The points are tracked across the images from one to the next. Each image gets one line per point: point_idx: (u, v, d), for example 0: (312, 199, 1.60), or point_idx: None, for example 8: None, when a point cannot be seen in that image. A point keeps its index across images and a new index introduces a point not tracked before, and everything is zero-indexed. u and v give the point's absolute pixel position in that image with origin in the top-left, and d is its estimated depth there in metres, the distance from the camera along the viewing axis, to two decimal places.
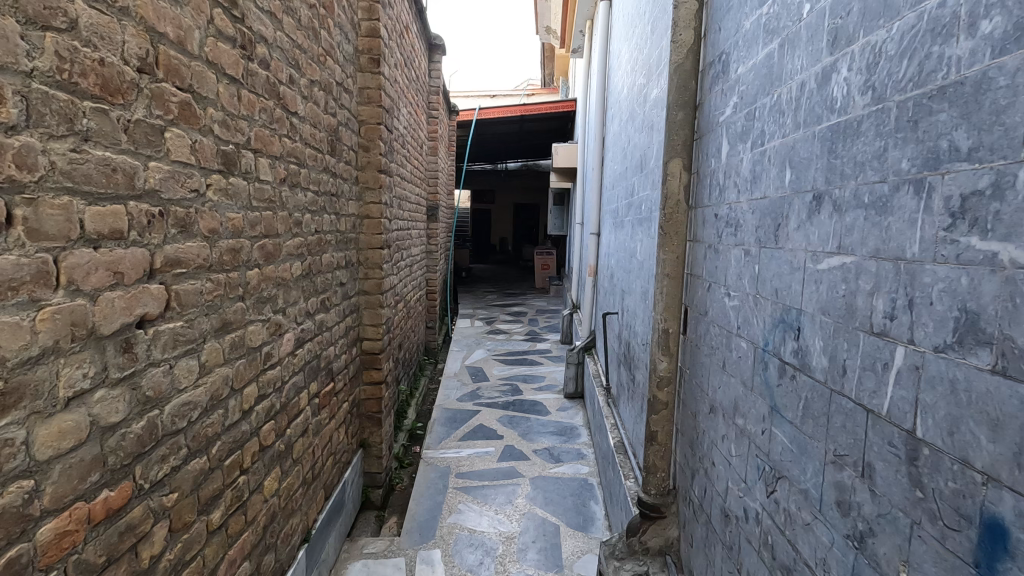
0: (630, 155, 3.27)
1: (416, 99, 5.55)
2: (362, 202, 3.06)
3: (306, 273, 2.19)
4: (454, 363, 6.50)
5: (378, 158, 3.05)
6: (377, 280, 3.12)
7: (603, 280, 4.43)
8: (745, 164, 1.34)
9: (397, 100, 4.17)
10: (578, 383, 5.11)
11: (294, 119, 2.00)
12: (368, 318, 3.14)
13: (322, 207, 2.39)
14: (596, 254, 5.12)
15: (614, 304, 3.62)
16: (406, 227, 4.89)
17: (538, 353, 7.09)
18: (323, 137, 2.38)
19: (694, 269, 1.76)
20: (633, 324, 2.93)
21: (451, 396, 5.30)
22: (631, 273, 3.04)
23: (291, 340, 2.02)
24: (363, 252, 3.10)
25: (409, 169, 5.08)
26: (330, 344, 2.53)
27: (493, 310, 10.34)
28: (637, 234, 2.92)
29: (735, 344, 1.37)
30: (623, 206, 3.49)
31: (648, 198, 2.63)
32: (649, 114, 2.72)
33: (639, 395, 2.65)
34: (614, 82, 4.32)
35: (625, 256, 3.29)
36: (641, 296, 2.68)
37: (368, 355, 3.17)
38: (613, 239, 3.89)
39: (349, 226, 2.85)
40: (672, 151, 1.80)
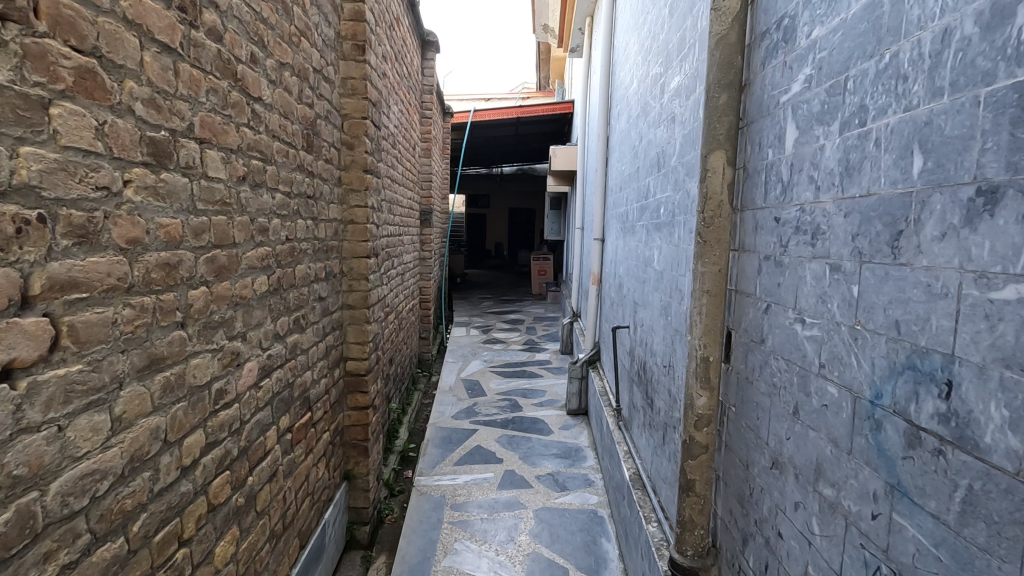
0: (644, 154, 2.95)
1: (408, 97, 5.25)
2: (345, 205, 2.74)
3: (274, 289, 1.86)
4: (449, 375, 6.16)
5: (363, 156, 2.72)
6: (363, 293, 2.79)
7: (610, 290, 4.11)
8: (830, 152, 1.02)
9: (387, 96, 3.86)
10: (581, 399, 4.78)
11: (257, 105, 1.68)
12: (353, 335, 2.81)
13: (296, 211, 2.06)
14: (600, 262, 4.80)
15: (626, 317, 3.31)
16: (397, 232, 4.58)
17: (536, 364, 6.77)
18: (297, 130, 2.05)
19: (741, 285, 1.45)
20: (650, 341, 2.61)
21: (447, 413, 4.97)
22: (647, 284, 2.72)
23: (254, 370, 1.69)
24: (346, 262, 2.77)
25: (400, 171, 4.76)
26: (305, 369, 2.20)
27: (489, 318, 10.01)
28: (653, 241, 2.61)
29: (815, 387, 1.05)
30: (634, 210, 3.18)
31: (669, 201, 2.31)
32: (668, 106, 2.41)
33: (660, 425, 2.33)
34: (621, 77, 4.01)
35: (638, 265, 2.97)
36: (662, 311, 2.37)
37: (353, 376, 2.83)
38: (622, 246, 3.58)
39: (330, 232, 2.53)
40: (714, 142, 1.48)
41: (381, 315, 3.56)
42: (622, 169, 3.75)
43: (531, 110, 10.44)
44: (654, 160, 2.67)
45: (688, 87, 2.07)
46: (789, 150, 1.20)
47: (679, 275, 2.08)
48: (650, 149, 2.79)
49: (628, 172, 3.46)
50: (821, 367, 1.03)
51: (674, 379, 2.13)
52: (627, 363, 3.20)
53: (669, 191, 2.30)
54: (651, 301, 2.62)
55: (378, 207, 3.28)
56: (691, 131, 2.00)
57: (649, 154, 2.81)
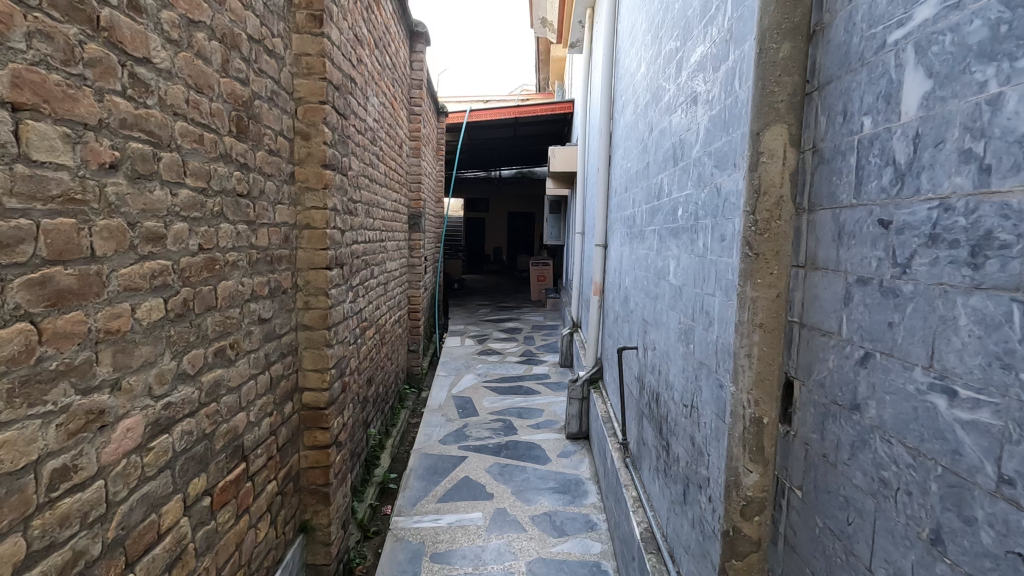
0: (655, 147, 2.52)
1: (392, 89, 4.81)
2: (300, 207, 2.29)
3: (179, 316, 1.42)
4: (439, 393, 5.71)
5: (322, 148, 2.29)
6: (322, 311, 2.35)
7: (614, 302, 3.66)
8: (1019, 103, 0.58)
9: (361, 84, 3.42)
10: (582, 421, 4.34)
11: (142, 70, 1.24)
12: (309, 362, 2.36)
13: (219, 214, 1.62)
14: (602, 270, 4.37)
15: (633, 337, 2.87)
16: (377, 238, 4.13)
17: (534, 378, 6.32)
18: (221, 109, 1.62)
19: (813, 317, 1.01)
20: (665, 369, 2.16)
21: (434, 437, 4.51)
22: (662, 300, 2.27)
23: (138, 426, 1.25)
24: (302, 274, 2.32)
25: (382, 170, 4.31)
26: (236, 410, 1.76)
27: (485, 327, 9.56)
28: (668, 250, 2.17)
29: (985, 513, 0.61)
30: (643, 213, 2.74)
31: (690, 201, 1.87)
32: (688, 86, 1.97)
33: (680, 478, 1.88)
34: (626, 64, 3.58)
35: (649, 278, 2.53)
36: (682, 336, 1.92)
37: (310, 410, 2.38)
38: (629, 254, 3.14)
39: (276, 239, 2.09)
40: (770, 113, 1.04)
41: (353, 333, 3.13)
42: (628, 166, 3.31)
43: (529, 110, 10.03)
44: (669, 154, 2.24)
45: (717, 56, 1.63)
46: (910, 113, 0.76)
47: (708, 294, 1.63)
48: (663, 141, 2.36)
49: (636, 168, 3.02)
50: (1003, 482, 0.59)
51: (701, 425, 1.68)
52: (635, 390, 2.75)
53: (691, 190, 1.86)
54: (666, 322, 2.17)
55: (347, 210, 2.84)
56: (723, 109, 1.56)
57: (661, 146, 2.38)
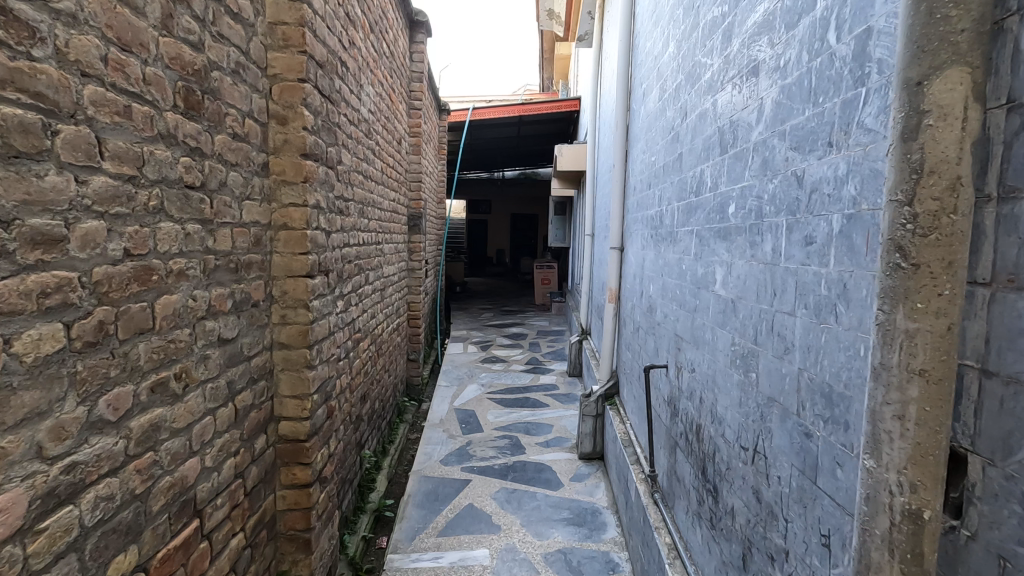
0: (691, 134, 2.17)
1: (390, 80, 4.46)
2: (275, 204, 1.94)
3: (96, 346, 1.07)
4: (441, 406, 5.35)
5: (301, 134, 1.93)
6: (302, 327, 1.99)
7: (635, 312, 3.29)
8: None
9: (353, 69, 3.08)
10: (597, 440, 3.98)
11: (23, 6, 0.90)
12: (287, 387, 2.01)
13: (159, 210, 1.27)
14: (618, 276, 4.01)
15: (663, 354, 2.51)
16: (372, 241, 3.78)
17: (540, 390, 5.95)
18: (160, 74, 1.27)
19: (1017, 363, 0.65)
20: (711, 398, 1.80)
21: (435, 457, 4.16)
22: (704, 313, 1.92)
23: (17, 504, 0.90)
24: (278, 283, 1.97)
25: (377, 166, 3.96)
26: (186, 456, 1.41)
27: (488, 332, 9.20)
28: (714, 256, 1.82)
29: None
30: (674, 212, 2.38)
31: (751, 195, 1.52)
32: (744, 56, 1.62)
33: (738, 539, 1.52)
34: (647, 46, 3.23)
35: (685, 287, 2.17)
36: (738, 361, 1.57)
37: (289, 443, 2.03)
38: (654, 259, 2.78)
39: (244, 243, 1.74)
40: (940, 52, 0.68)
41: (341, 349, 2.78)
42: (653, 159, 2.96)
43: (533, 108, 9.71)
44: (713, 141, 1.88)
45: (795, 8, 1.27)
46: None
47: (785, 312, 1.27)
48: (704, 126, 2.00)
49: (663, 161, 2.67)
50: None
51: (773, 478, 1.32)
52: (667, 415, 2.40)
53: (751, 183, 1.51)
54: (712, 342, 1.82)
55: (333, 209, 2.50)
56: (807, 75, 1.20)
57: (701, 132, 2.02)
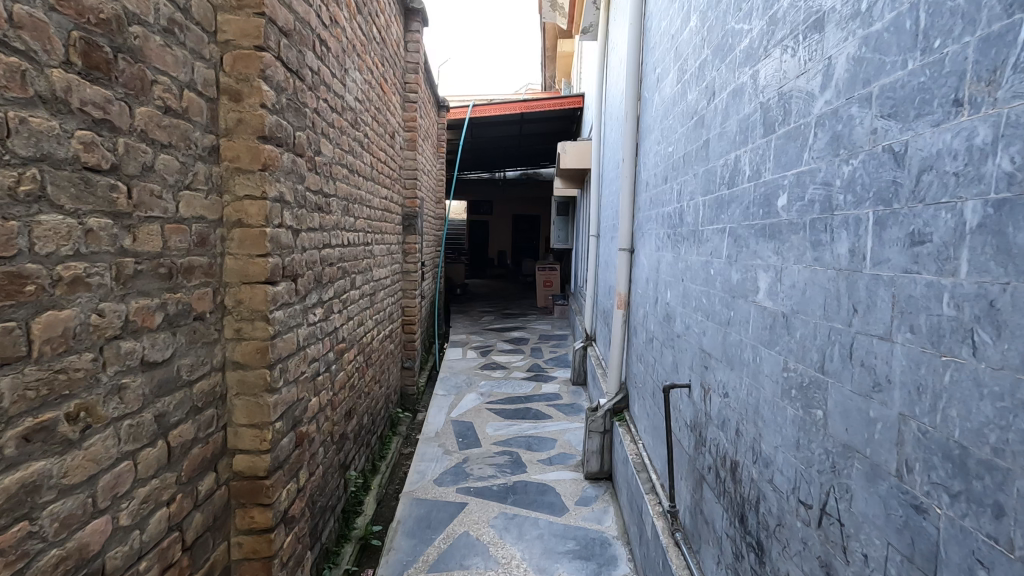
0: (722, 116, 1.85)
1: (382, 68, 4.14)
2: (227, 196, 1.63)
3: None
4: (436, 418, 5.04)
5: (257, 112, 1.62)
6: (260, 343, 1.68)
7: (649, 320, 2.97)
8: None
9: (333, 49, 2.76)
10: (604, 458, 3.67)
11: None
12: (243, 414, 1.69)
13: (38, 197, 0.97)
14: (628, 280, 3.68)
15: (685, 372, 2.19)
16: (360, 241, 3.46)
17: (542, 399, 5.64)
18: (39, 17, 0.96)
19: None
20: (753, 433, 1.48)
21: (428, 476, 3.84)
22: (742, 328, 1.60)
23: None
24: (231, 291, 1.65)
25: (366, 159, 3.64)
26: (88, 517, 1.10)
27: (488, 337, 8.89)
28: (757, 259, 1.50)
29: None
30: (699, 207, 2.06)
31: (813, 182, 1.20)
32: (799, 10, 1.30)
33: None
34: (663, 25, 2.91)
35: (714, 296, 1.85)
36: (794, 392, 1.24)
37: (246, 481, 1.71)
38: (673, 262, 2.46)
39: (183, 243, 1.42)
40: None
41: (317, 363, 2.47)
42: (671, 149, 2.63)
43: (535, 105, 9.40)
44: (754, 121, 1.56)
45: None
46: None
47: (875, 336, 0.95)
48: (740, 105, 1.68)
49: (684, 150, 2.34)
50: None
51: (855, 555, 1.00)
52: (690, 444, 2.07)
53: (813, 167, 1.19)
54: (753, 365, 1.49)
55: (306, 204, 2.18)
56: (911, 13, 0.89)
57: (736, 111, 1.70)
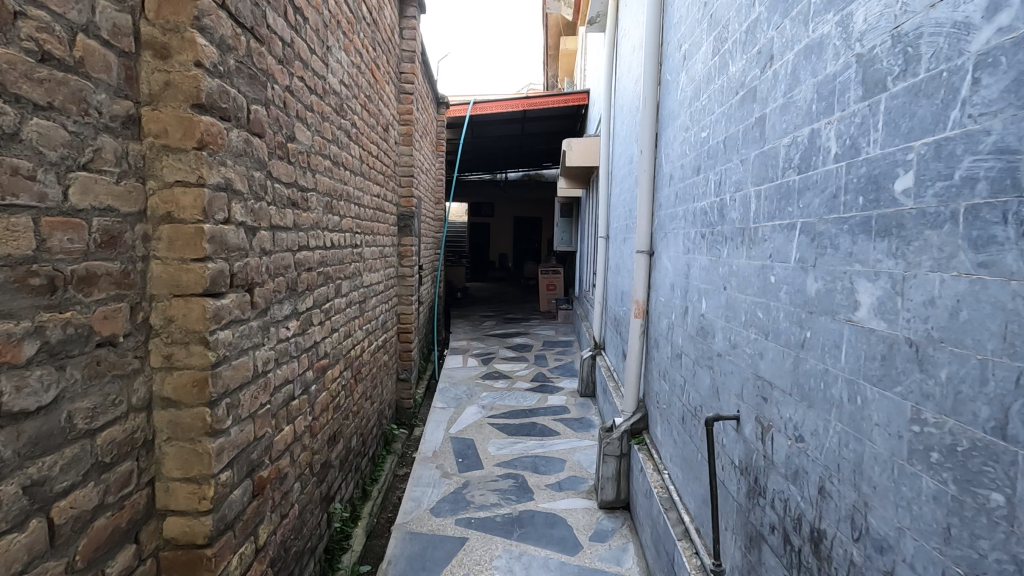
0: (786, 84, 1.47)
1: (374, 53, 3.78)
2: (153, 182, 1.25)
3: None
4: (434, 435, 4.65)
5: (191, 73, 1.24)
6: (199, 374, 1.29)
7: (677, 332, 2.59)
8: None
9: (310, 20, 2.39)
10: (621, 485, 3.28)
11: None
12: (175, 464, 1.30)
13: None
14: (646, 286, 3.30)
15: (731, 402, 1.81)
16: (347, 243, 3.09)
17: (548, 412, 5.25)
18: None
19: None
20: (854, 499, 1.09)
21: (425, 504, 3.45)
22: (828, 353, 1.21)
23: None
24: (161, 306, 1.27)
25: (355, 152, 3.27)
26: None
27: (490, 343, 8.50)
28: (854, 263, 1.12)
29: None
30: (751, 198, 1.68)
31: (973, 151, 0.82)
32: None
33: None
34: None
35: (778, 309, 1.47)
36: (938, 458, 0.86)
37: (181, 550, 1.32)
38: (711, 266, 2.07)
39: (79, 243, 1.05)
40: None
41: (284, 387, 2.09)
42: (704, 135, 2.25)
43: (538, 101, 9.04)
44: (845, 78, 1.17)
45: None
46: None
47: None
48: (817, 64, 1.30)
49: (727, 132, 1.96)
50: None
51: None
52: (743, 491, 1.68)
53: (974, 129, 0.81)
54: (853, 408, 1.11)
55: (269, 197, 1.81)
56: None
57: (812, 72, 1.32)
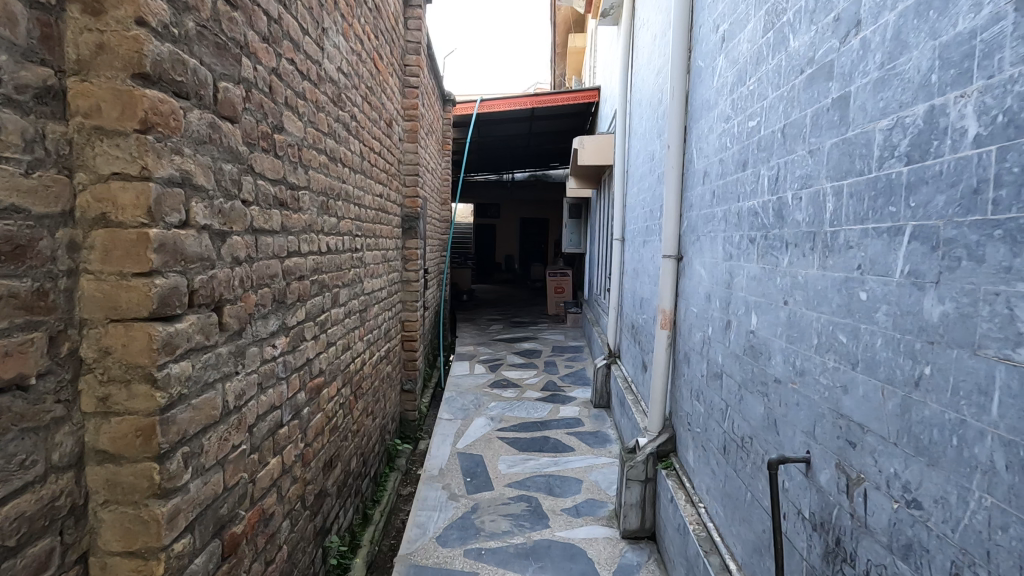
0: (884, 53, 1.18)
1: (376, 42, 3.51)
2: (82, 175, 0.97)
3: None
4: (440, 450, 4.37)
5: (131, 32, 0.96)
6: (145, 420, 1.01)
7: (715, 348, 2.30)
8: None
9: None
10: (646, 512, 2.98)
11: None
12: (115, 535, 1.02)
13: None
14: (673, 294, 3.01)
15: (798, 439, 1.51)
16: (345, 248, 2.82)
17: (560, 425, 4.97)
18: None
19: None
20: None
21: (430, 532, 3.16)
22: (967, 399, 0.91)
23: None
24: (95, 335, 0.99)
25: (355, 147, 3.00)
26: None
27: (497, 349, 8.21)
28: (1016, 282, 0.83)
29: None
30: (827, 195, 1.39)
31: None
32: None
33: None
34: None
35: (873, 333, 1.18)
36: None
37: None
38: (765, 275, 1.78)
39: None
40: None
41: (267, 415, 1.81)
42: (753, 124, 1.96)
43: (547, 99, 8.77)
44: (993, 34, 0.88)
45: None
46: None
47: None
48: (939, 21, 1.01)
49: (787, 118, 1.67)
50: None
51: None
52: (817, 552, 1.39)
53: None
54: (1018, 479, 0.81)
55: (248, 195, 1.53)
56: None
57: (930, 33, 1.03)
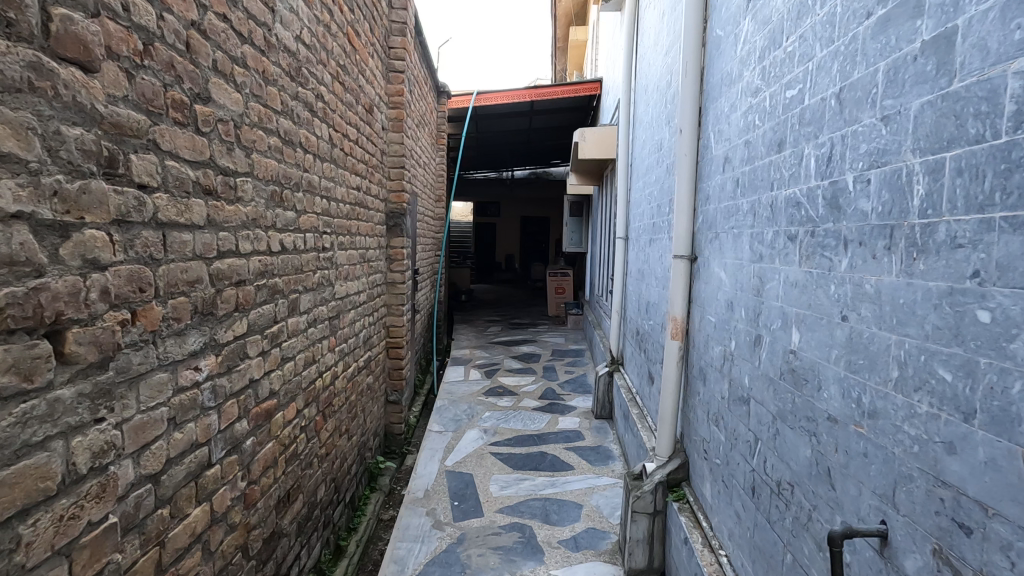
0: None
1: (352, 16, 3.13)
2: None
3: None
4: (427, 468, 4.00)
5: None
6: None
7: (740, 367, 1.92)
8: None
9: None
10: (653, 548, 2.62)
11: None
12: None
13: None
14: (686, 299, 2.63)
15: (865, 501, 1.14)
16: (309, 247, 2.45)
17: (559, 438, 4.59)
18: None
19: None
20: None
21: (409, 569, 2.79)
22: None
23: None
24: None
25: (322, 132, 2.62)
26: None
27: (494, 353, 7.83)
28: None
29: None
30: (914, 172, 1.02)
31: None
32: None
33: None
34: None
35: (1003, 373, 0.81)
36: None
37: None
38: (813, 280, 1.41)
39: None
40: None
41: (179, 458, 1.45)
42: (791, 93, 1.58)
43: (547, 92, 8.39)
44: None
45: None
46: None
47: None
48: None
49: (845, 78, 1.29)
50: None
51: None
52: None
53: None
54: None
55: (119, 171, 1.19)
56: None
57: None
